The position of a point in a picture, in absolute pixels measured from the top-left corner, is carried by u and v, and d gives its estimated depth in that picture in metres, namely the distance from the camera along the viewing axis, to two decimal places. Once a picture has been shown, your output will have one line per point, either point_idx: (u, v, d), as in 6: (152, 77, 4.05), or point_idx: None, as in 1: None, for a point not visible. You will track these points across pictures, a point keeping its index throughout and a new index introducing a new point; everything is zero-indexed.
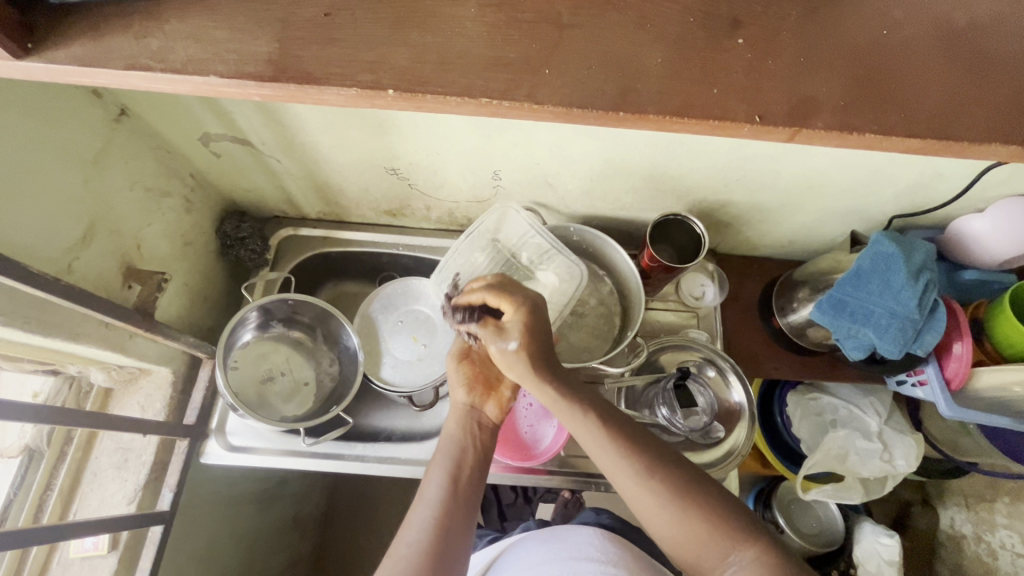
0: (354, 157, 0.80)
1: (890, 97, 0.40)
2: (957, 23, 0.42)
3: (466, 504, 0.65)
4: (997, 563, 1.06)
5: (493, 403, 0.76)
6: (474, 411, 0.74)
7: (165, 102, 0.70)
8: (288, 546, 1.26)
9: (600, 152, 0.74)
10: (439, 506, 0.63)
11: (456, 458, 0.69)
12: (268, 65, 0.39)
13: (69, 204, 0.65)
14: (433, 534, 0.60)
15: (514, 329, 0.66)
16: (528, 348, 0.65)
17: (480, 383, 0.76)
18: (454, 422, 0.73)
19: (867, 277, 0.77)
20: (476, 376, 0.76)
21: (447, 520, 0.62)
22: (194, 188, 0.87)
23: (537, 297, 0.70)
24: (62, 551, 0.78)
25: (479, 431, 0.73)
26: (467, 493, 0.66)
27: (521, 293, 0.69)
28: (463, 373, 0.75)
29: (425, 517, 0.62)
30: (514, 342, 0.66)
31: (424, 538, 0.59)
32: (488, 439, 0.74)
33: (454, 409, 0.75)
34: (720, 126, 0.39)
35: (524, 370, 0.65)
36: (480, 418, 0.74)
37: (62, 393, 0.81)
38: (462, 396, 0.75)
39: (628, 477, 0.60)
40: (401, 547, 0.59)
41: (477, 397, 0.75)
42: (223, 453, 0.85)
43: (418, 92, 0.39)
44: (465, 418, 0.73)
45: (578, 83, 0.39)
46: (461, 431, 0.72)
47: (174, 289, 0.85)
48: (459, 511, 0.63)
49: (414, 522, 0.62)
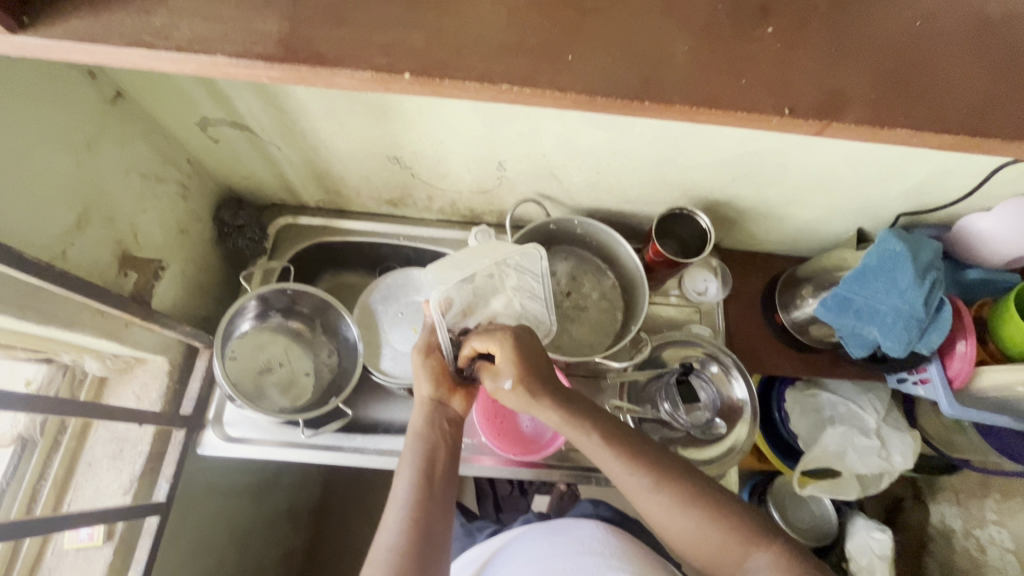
0: (356, 144, 0.79)
1: (920, 90, 0.39)
2: (990, 17, 0.41)
3: (441, 503, 0.64)
4: (986, 558, 1.07)
5: (460, 398, 0.72)
6: (440, 407, 0.71)
7: (163, 84, 0.68)
8: (283, 536, 1.25)
9: (608, 144, 0.73)
10: (413, 507, 0.62)
11: (426, 455, 0.66)
12: (277, 45, 0.38)
13: (63, 188, 0.63)
14: (407, 538, 0.59)
15: (507, 368, 0.66)
16: (523, 381, 0.65)
17: (447, 379, 0.72)
18: (420, 418, 0.70)
19: (874, 275, 0.76)
20: (444, 371, 0.71)
21: (424, 521, 0.61)
22: (192, 174, 0.85)
23: (518, 329, 0.69)
24: (56, 541, 0.77)
25: (448, 426, 0.70)
26: (440, 493, 0.64)
27: (503, 329, 0.68)
28: (430, 368, 0.71)
29: (399, 520, 0.61)
30: (508, 381, 0.66)
31: (400, 543, 0.59)
32: (458, 434, 0.71)
33: (420, 404, 0.71)
34: (749, 118, 0.38)
35: (525, 398, 0.66)
36: (448, 414, 0.71)
37: (55, 382, 0.79)
38: (429, 392, 0.70)
39: (610, 467, 0.64)
40: (380, 551, 0.59)
41: (443, 393, 0.71)
42: (220, 444, 0.84)
43: (435, 77, 0.37)
44: (433, 415, 0.70)
45: (601, 71, 0.38)
46: (429, 427, 0.69)
47: (170, 278, 0.83)
48: (433, 512, 0.62)
49: (388, 525, 0.61)
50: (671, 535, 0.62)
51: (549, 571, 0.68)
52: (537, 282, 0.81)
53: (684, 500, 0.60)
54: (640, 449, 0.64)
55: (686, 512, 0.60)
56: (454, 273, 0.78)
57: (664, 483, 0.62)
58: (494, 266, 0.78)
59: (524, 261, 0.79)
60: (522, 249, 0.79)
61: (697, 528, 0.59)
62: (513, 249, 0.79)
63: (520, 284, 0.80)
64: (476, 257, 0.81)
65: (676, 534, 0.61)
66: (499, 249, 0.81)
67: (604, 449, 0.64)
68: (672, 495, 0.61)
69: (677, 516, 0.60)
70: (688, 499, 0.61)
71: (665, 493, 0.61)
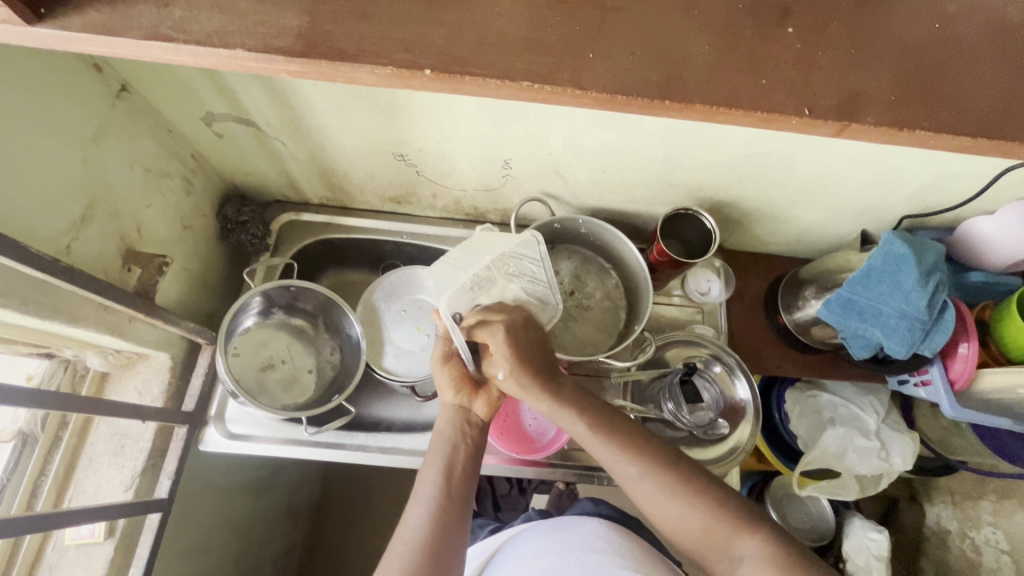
0: (362, 141, 0.78)
1: (937, 93, 0.39)
2: (1009, 20, 0.41)
3: (462, 504, 0.64)
4: (981, 559, 1.07)
5: (482, 400, 0.70)
6: (463, 411, 0.70)
7: (169, 78, 0.68)
8: (283, 533, 1.25)
9: (616, 143, 0.73)
10: (433, 506, 0.62)
11: (449, 455, 0.67)
12: (297, 40, 0.38)
13: (68, 183, 0.63)
14: (426, 535, 0.60)
15: (499, 359, 0.65)
16: (517, 372, 0.65)
17: (468, 382, 0.71)
18: (445, 419, 0.70)
19: (878, 276, 0.76)
20: (464, 375, 0.71)
21: (443, 521, 0.61)
22: (196, 169, 0.85)
23: (515, 319, 0.68)
24: (57, 538, 0.76)
25: (471, 429, 0.70)
26: (461, 494, 0.65)
27: (500, 320, 0.67)
28: (449, 374, 0.70)
29: (419, 518, 0.61)
30: (502, 371, 0.65)
31: (418, 540, 0.60)
32: (482, 437, 0.71)
33: (444, 407, 0.71)
34: (768, 118, 0.39)
35: (520, 386, 0.66)
36: (471, 417, 0.70)
37: (57, 377, 0.78)
38: (451, 397, 0.70)
39: (616, 466, 0.63)
40: (397, 546, 0.60)
41: (466, 397, 0.70)
42: (222, 441, 0.84)
43: (456, 74, 0.37)
44: (458, 417, 0.70)
45: (621, 70, 0.38)
46: (453, 429, 0.69)
47: (174, 273, 0.83)
48: (455, 511, 0.63)
49: (408, 522, 0.62)
50: (658, 520, 0.62)
51: (554, 568, 0.68)
52: (540, 268, 0.77)
53: (670, 489, 0.61)
54: (633, 437, 0.64)
55: (671, 500, 0.60)
56: (455, 275, 0.75)
57: (653, 473, 0.62)
58: (497, 260, 0.74)
59: (520, 248, 0.76)
60: (521, 238, 0.76)
61: (684, 516, 0.60)
62: (512, 239, 0.77)
63: (524, 270, 0.76)
64: (474, 256, 0.77)
65: (662, 520, 0.61)
66: (496, 244, 0.77)
67: (594, 437, 0.64)
68: (659, 483, 0.61)
69: (662, 503, 0.61)
70: (676, 488, 0.61)
71: (652, 481, 0.61)
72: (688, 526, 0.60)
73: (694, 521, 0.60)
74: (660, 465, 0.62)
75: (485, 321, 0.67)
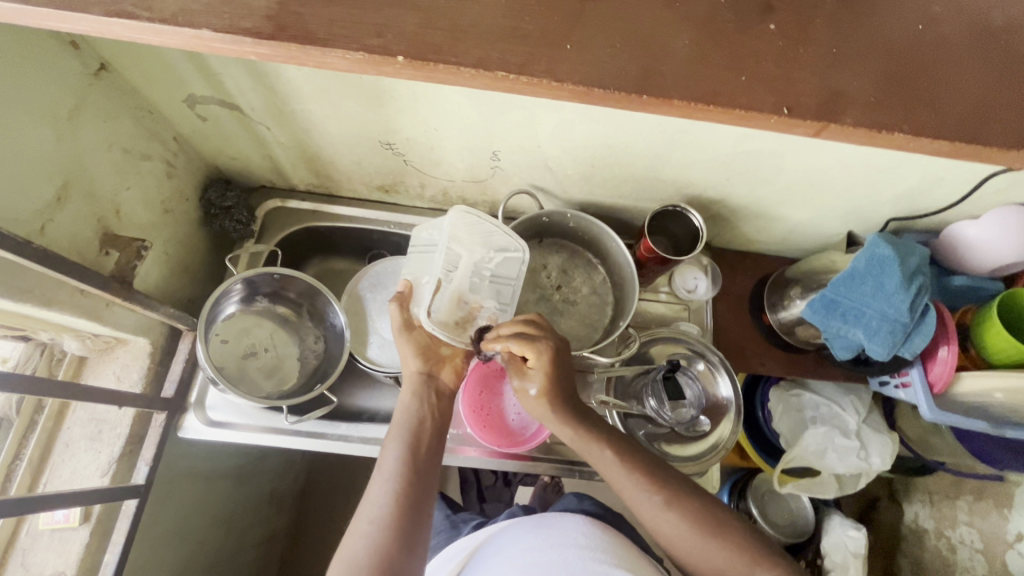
0: (349, 128, 0.77)
1: (916, 94, 0.39)
2: (994, 22, 0.41)
3: (426, 476, 0.64)
4: (955, 557, 1.08)
5: (450, 370, 0.72)
6: (428, 380, 0.71)
7: (148, 57, 0.66)
8: (265, 519, 1.25)
9: (603, 136, 0.72)
10: (398, 480, 0.62)
11: (412, 429, 0.67)
12: (265, 21, 0.37)
13: (42, 163, 0.61)
14: (392, 510, 0.60)
15: (537, 376, 0.67)
16: (550, 396, 0.68)
17: (434, 352, 0.71)
18: (407, 393, 0.70)
19: (861, 278, 0.76)
20: (429, 344, 0.71)
21: (408, 495, 0.61)
22: (178, 152, 0.83)
23: (561, 345, 0.67)
24: (31, 522, 0.76)
25: (437, 401, 0.70)
26: (424, 465, 0.65)
27: (544, 337, 0.66)
28: (414, 344, 0.70)
29: (384, 492, 0.61)
30: (535, 389, 0.68)
31: (384, 515, 0.59)
32: (446, 408, 0.72)
33: (409, 380, 0.70)
34: (747, 116, 0.38)
35: (544, 413, 0.69)
36: (436, 387, 0.71)
37: (32, 361, 0.77)
38: (416, 368, 0.70)
39: (637, 494, 0.64)
40: (363, 523, 0.59)
41: (433, 366, 0.71)
42: (201, 427, 0.83)
43: (429, 61, 0.37)
44: (421, 388, 0.70)
45: (598, 61, 0.38)
46: (416, 402, 0.69)
47: (154, 257, 0.82)
48: (417, 484, 0.63)
49: (372, 496, 0.61)
50: (687, 555, 0.63)
51: (536, 563, 0.67)
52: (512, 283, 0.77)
53: (694, 521, 0.62)
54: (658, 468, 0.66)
55: (694, 532, 0.62)
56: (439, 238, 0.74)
57: (676, 505, 0.63)
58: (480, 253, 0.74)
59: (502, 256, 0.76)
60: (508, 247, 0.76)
61: (711, 550, 0.61)
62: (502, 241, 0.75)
63: (493, 274, 0.75)
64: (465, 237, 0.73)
65: (684, 552, 0.63)
66: (481, 237, 0.74)
67: (620, 467, 0.65)
68: (683, 515, 0.62)
69: (687, 536, 0.62)
70: (698, 518, 0.62)
71: (677, 515, 0.63)
72: (713, 560, 0.61)
73: (719, 554, 0.61)
74: (684, 497, 0.64)
75: (530, 338, 0.66)
